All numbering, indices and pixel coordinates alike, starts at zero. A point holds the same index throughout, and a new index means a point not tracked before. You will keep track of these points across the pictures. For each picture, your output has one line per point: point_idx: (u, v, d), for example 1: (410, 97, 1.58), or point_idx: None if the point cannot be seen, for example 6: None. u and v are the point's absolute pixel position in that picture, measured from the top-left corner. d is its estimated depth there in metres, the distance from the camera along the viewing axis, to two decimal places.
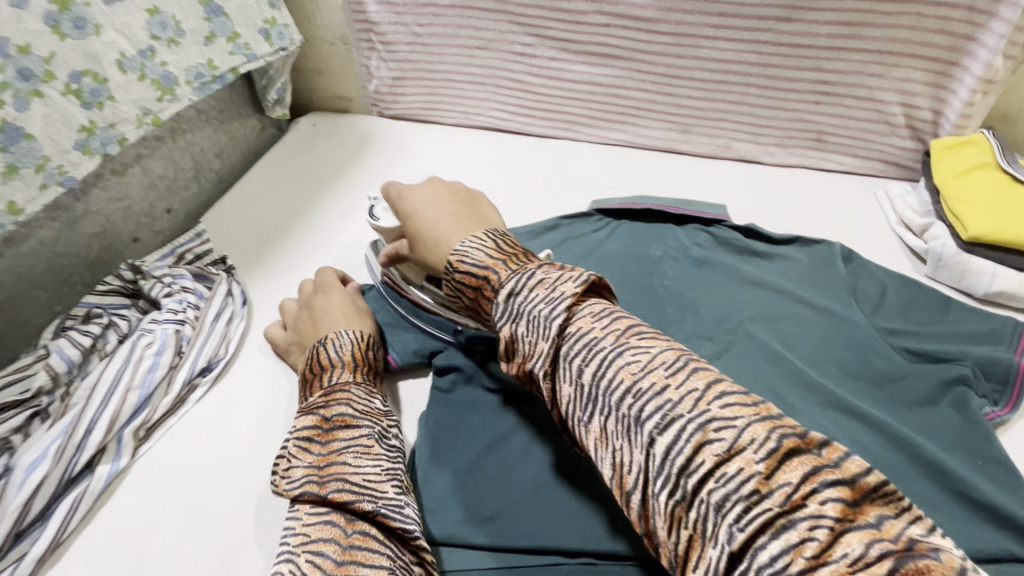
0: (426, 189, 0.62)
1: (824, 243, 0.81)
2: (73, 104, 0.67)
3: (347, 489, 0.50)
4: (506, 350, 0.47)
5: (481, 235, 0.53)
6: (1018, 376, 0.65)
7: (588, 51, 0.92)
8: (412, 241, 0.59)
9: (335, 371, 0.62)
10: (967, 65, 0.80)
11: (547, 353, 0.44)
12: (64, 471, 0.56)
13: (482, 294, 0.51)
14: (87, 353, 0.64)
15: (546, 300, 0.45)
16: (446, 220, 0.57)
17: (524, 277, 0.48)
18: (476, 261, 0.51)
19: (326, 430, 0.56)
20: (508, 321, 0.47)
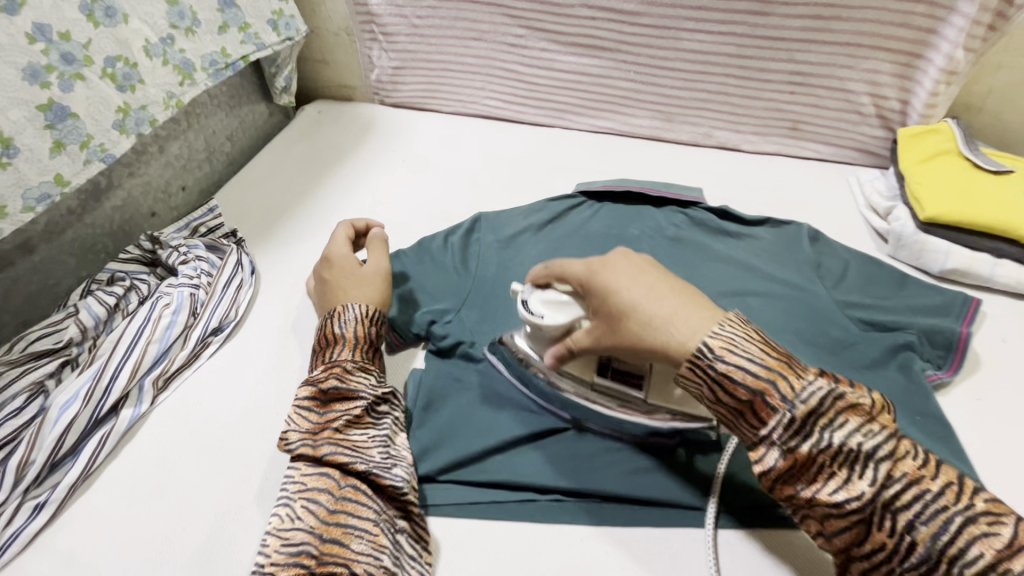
0: (622, 261, 0.56)
1: (793, 225, 0.86)
2: (110, 87, 0.73)
3: (341, 453, 0.57)
4: (786, 470, 0.46)
5: (739, 321, 0.50)
6: (960, 343, 0.70)
7: (575, 42, 0.98)
8: (623, 325, 0.53)
9: (337, 348, 0.64)
10: (930, 57, 0.84)
11: (864, 495, 0.43)
12: (93, 411, 0.63)
13: (763, 404, 0.47)
14: (112, 311, 0.71)
15: (863, 428, 0.44)
16: (675, 302, 0.52)
17: (831, 395, 0.45)
18: (754, 361, 0.47)
19: (323, 401, 0.61)
20: (808, 443, 0.45)
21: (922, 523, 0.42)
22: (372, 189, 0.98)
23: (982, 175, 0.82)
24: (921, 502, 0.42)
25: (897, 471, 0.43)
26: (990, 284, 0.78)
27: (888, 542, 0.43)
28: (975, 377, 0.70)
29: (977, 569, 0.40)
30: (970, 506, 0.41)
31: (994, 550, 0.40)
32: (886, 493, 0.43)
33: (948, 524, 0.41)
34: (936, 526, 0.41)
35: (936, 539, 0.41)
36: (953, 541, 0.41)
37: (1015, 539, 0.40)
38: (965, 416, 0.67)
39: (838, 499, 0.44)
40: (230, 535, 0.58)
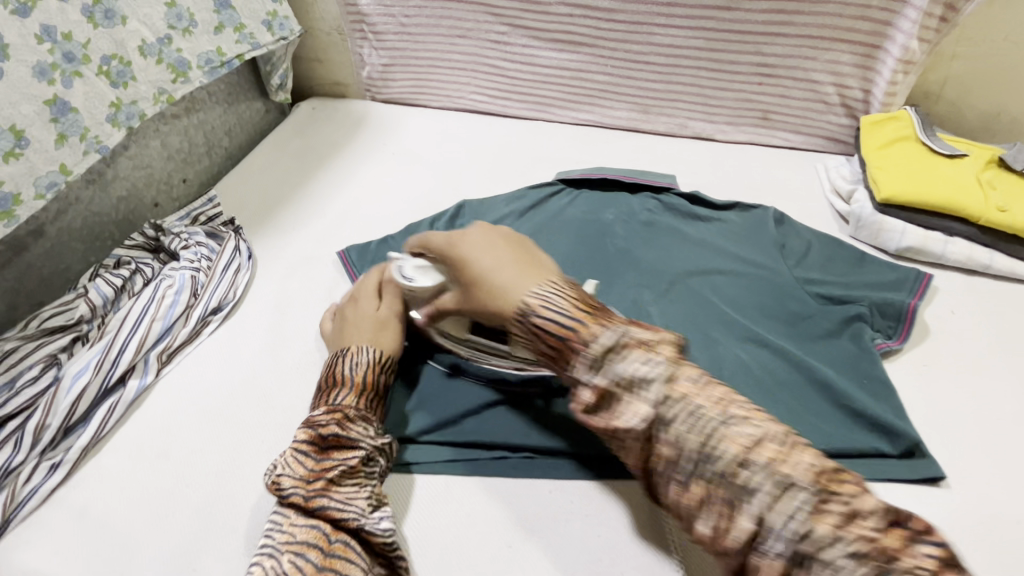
0: (479, 235, 0.63)
1: (760, 208, 0.91)
2: (105, 83, 0.78)
3: (333, 506, 0.56)
4: (592, 403, 0.51)
5: (560, 282, 0.57)
6: (907, 315, 0.75)
7: (555, 38, 1.03)
8: (473, 289, 0.60)
9: (343, 391, 0.64)
10: (888, 48, 0.89)
11: (648, 417, 0.48)
12: (103, 381, 0.69)
13: (568, 346, 0.53)
14: (119, 292, 0.77)
15: (644, 360, 0.50)
16: (512, 267, 0.58)
17: (621, 338, 0.51)
18: (560, 312, 0.54)
19: (322, 448, 0.60)
20: (604, 378, 0.50)
21: (688, 433, 0.47)
22: (362, 179, 1.03)
23: (937, 158, 0.87)
24: (688, 412, 0.47)
25: (675, 392, 0.48)
26: (942, 261, 0.83)
27: (670, 455, 0.47)
28: (923, 345, 0.75)
29: (738, 469, 0.45)
30: (733, 414, 0.47)
31: (747, 450, 0.45)
32: (664, 412, 0.48)
33: (712, 433, 0.46)
34: (699, 436, 0.46)
35: (702, 445, 0.46)
36: (713, 444, 0.46)
37: (760, 437, 0.45)
38: (912, 380, 0.72)
39: (633, 424, 0.49)
40: (230, 491, 0.63)
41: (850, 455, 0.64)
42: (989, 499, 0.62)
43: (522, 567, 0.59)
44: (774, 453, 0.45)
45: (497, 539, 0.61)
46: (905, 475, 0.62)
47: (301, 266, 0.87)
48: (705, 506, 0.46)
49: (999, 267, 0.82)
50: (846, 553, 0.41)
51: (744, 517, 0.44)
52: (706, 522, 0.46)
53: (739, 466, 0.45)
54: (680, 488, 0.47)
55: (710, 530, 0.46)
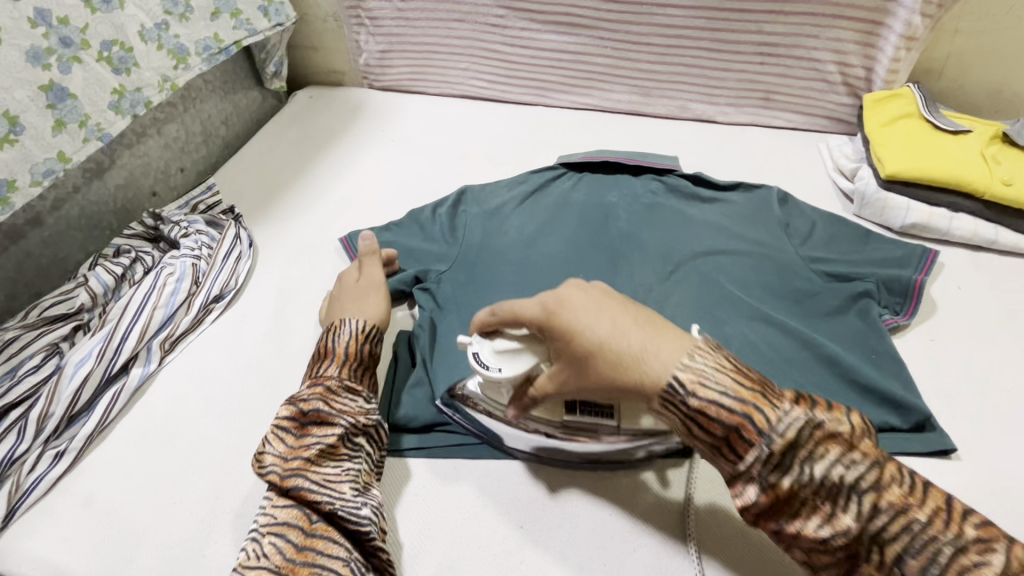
0: (585, 300, 0.52)
1: (763, 188, 0.90)
2: (105, 70, 0.77)
3: (309, 488, 0.55)
4: (767, 506, 0.45)
5: (707, 351, 0.48)
6: (914, 291, 0.75)
7: (554, 20, 1.02)
8: (595, 367, 0.50)
9: (326, 363, 0.64)
10: (890, 25, 0.89)
11: (849, 526, 0.43)
12: (105, 370, 0.68)
13: (741, 439, 0.45)
14: (119, 280, 0.76)
15: (843, 459, 0.43)
16: (645, 334, 0.49)
17: (807, 426, 0.44)
18: (726, 395, 0.46)
19: (302, 424, 0.60)
20: (793, 478, 0.44)
21: (911, 556, 0.41)
22: (362, 166, 1.02)
23: (940, 134, 0.86)
24: (906, 532, 0.41)
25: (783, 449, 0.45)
26: (947, 237, 0.83)
27: (815, 536, 0.44)
28: (930, 321, 0.75)
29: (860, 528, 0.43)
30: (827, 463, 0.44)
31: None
32: (870, 526, 0.42)
33: (928, 552, 0.41)
34: (924, 559, 0.41)
35: (926, 569, 0.41)
36: (926, 554, 0.41)
37: (1005, 567, 0.39)
38: (920, 356, 0.72)
39: (824, 534, 0.43)
40: (237, 477, 0.62)
41: None
42: (999, 468, 0.62)
43: (535, 547, 0.59)
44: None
45: (509, 521, 0.61)
46: (916, 448, 0.62)
47: (303, 253, 0.86)
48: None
49: (1004, 241, 0.82)
50: None
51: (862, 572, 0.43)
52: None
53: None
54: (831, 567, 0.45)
55: None
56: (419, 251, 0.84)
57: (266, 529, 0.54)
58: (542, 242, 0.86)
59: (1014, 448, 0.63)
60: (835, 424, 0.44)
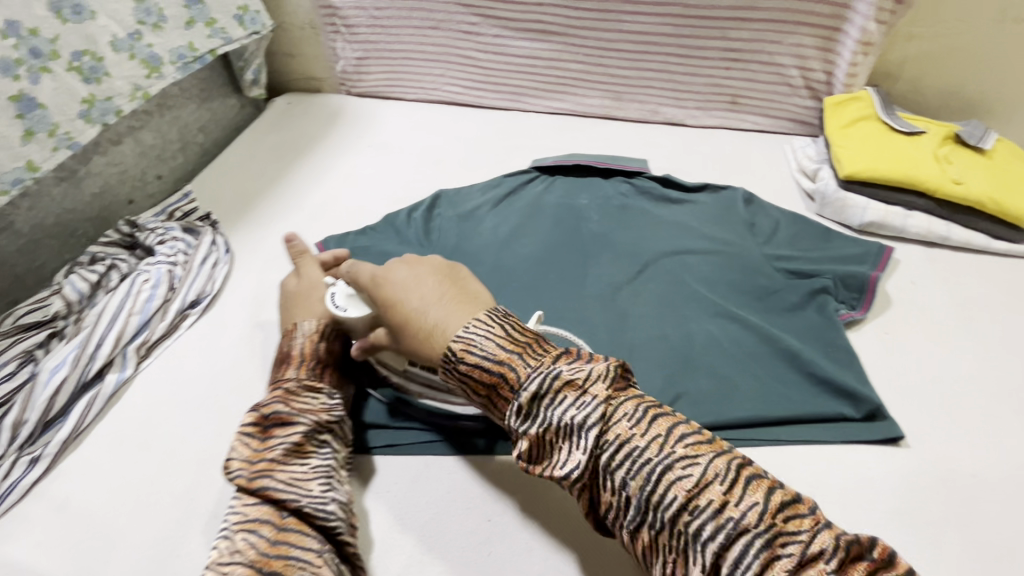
0: (404, 271, 0.59)
1: (729, 189, 0.93)
2: (76, 80, 0.78)
3: (277, 486, 0.54)
4: (530, 451, 0.48)
5: (486, 319, 0.52)
6: (870, 286, 0.78)
7: (526, 27, 1.04)
8: (401, 329, 0.56)
9: (285, 367, 0.63)
10: (847, 30, 0.92)
11: (585, 463, 0.46)
12: (80, 375, 0.69)
13: (499, 391, 0.49)
14: (94, 287, 0.77)
15: (575, 403, 0.46)
16: (438, 300, 0.55)
17: (549, 379, 0.47)
18: (485, 356, 0.50)
19: (264, 426, 0.58)
20: (537, 425, 0.47)
21: (630, 478, 0.45)
22: (340, 171, 1.04)
23: (896, 136, 0.90)
24: (631, 459, 0.45)
25: (608, 435, 0.46)
26: (902, 234, 0.86)
27: (615, 498, 0.46)
28: (885, 315, 0.78)
29: (684, 516, 0.43)
30: (674, 455, 0.44)
31: (685, 495, 0.43)
32: (601, 458, 0.46)
33: (655, 476, 0.44)
34: (642, 481, 0.44)
35: (643, 490, 0.44)
36: (643, 473, 0.44)
37: (704, 478, 0.43)
38: (874, 349, 0.75)
39: (566, 471, 0.46)
40: (211, 479, 0.63)
41: (818, 420, 0.67)
42: (943, 454, 0.65)
43: (502, 538, 0.60)
44: (716, 494, 0.42)
45: (477, 514, 0.62)
46: (868, 437, 0.65)
47: (279, 258, 0.87)
48: (656, 552, 0.44)
49: (956, 238, 0.85)
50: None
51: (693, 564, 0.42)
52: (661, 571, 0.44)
53: (684, 513, 0.43)
54: (630, 532, 0.46)
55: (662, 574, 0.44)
56: (395, 252, 0.85)
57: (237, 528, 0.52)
58: (515, 243, 0.88)
59: (958, 434, 0.66)
60: (584, 379, 0.47)
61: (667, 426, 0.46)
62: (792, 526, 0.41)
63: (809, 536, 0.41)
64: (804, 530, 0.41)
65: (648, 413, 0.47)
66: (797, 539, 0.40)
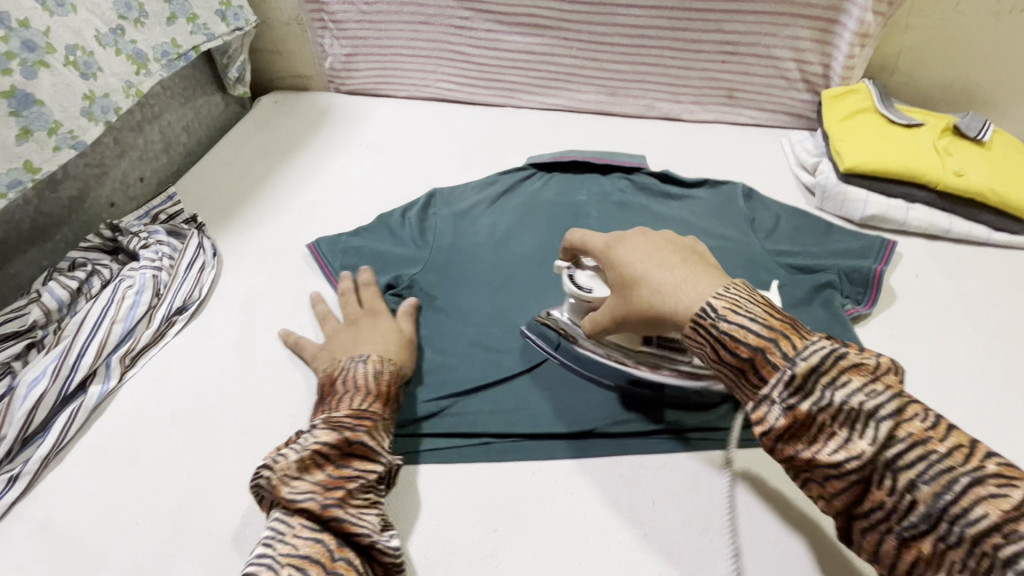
0: (639, 239, 0.60)
1: (729, 184, 0.91)
2: (74, 75, 0.75)
3: (349, 521, 0.52)
4: (785, 429, 0.45)
5: (744, 289, 0.50)
6: (874, 280, 0.77)
7: (519, 21, 1.02)
8: (635, 289, 0.56)
9: (365, 396, 0.61)
10: (844, 22, 0.91)
11: (866, 453, 0.42)
12: (62, 388, 0.66)
13: (763, 360, 0.46)
14: (75, 294, 0.74)
15: (864, 390, 0.43)
16: (680, 268, 0.54)
17: (833, 358, 0.44)
18: (754, 319, 0.47)
19: (344, 452, 0.55)
20: (811, 402, 0.44)
21: (923, 481, 0.40)
22: (331, 171, 1.01)
23: (895, 128, 0.89)
24: (930, 465, 0.40)
25: (900, 431, 0.42)
26: (904, 227, 0.86)
27: (889, 499, 0.42)
28: (889, 309, 0.77)
29: (994, 538, 0.38)
30: (982, 470, 0.39)
31: (1002, 514, 0.38)
32: (886, 453, 0.42)
33: (949, 481, 0.40)
34: (937, 486, 0.40)
35: (938, 496, 0.40)
36: (924, 472, 0.40)
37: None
38: (880, 343, 0.74)
39: (837, 459, 0.43)
40: (203, 495, 0.60)
41: None
42: None
43: (512, 548, 0.58)
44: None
45: (482, 524, 0.60)
46: None
47: (270, 261, 0.84)
48: (937, 566, 0.40)
49: (957, 230, 0.84)
50: None
51: None
52: None
53: (996, 534, 0.38)
54: (901, 539, 0.42)
55: None
56: (387, 253, 0.83)
57: (283, 560, 0.48)
58: (512, 242, 0.86)
59: (971, 430, 0.65)
60: (870, 367, 0.44)
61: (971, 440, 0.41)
62: None
63: None
64: None
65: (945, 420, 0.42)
66: None
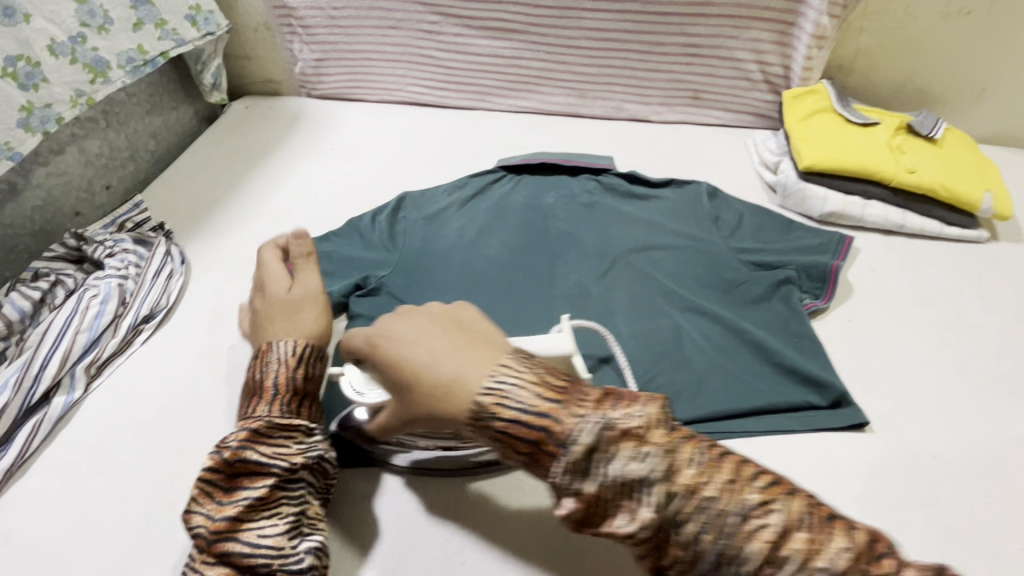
0: (404, 328, 0.52)
1: (693, 183, 0.93)
2: (11, 86, 0.74)
3: (242, 547, 0.52)
4: (581, 514, 0.44)
5: (513, 365, 0.48)
6: (831, 276, 0.80)
7: (486, 25, 1.03)
8: (411, 387, 0.50)
9: (253, 405, 0.58)
10: (801, 25, 0.94)
11: (650, 520, 0.42)
12: (24, 400, 0.65)
13: (544, 451, 0.45)
14: (38, 305, 0.73)
15: (635, 456, 0.43)
16: (450, 355, 0.49)
17: (603, 432, 0.43)
18: (523, 408, 0.45)
19: (230, 476, 0.55)
20: (595, 482, 0.43)
21: (702, 532, 0.42)
22: (301, 175, 1.01)
23: (851, 127, 0.92)
24: (706, 512, 0.42)
25: (675, 487, 0.42)
26: (862, 223, 0.88)
27: (684, 554, 0.42)
28: (846, 303, 0.80)
29: (768, 570, 0.40)
30: (750, 503, 0.42)
31: (768, 545, 0.40)
32: (668, 512, 0.42)
33: (730, 528, 0.41)
34: (717, 533, 0.41)
35: (718, 543, 0.41)
36: (698, 516, 0.42)
37: (786, 526, 0.41)
38: (837, 337, 0.76)
39: (628, 530, 0.43)
40: (168, 503, 0.60)
41: (784, 410, 0.67)
42: (905, 440, 0.66)
43: (478, 547, 0.59)
44: (802, 543, 0.40)
45: (451, 524, 0.61)
46: (830, 424, 0.66)
47: (239, 268, 0.84)
48: None
49: (911, 225, 0.87)
50: None
51: None
52: None
53: (768, 567, 0.40)
54: None
55: None
56: (357, 259, 0.83)
57: None
58: (482, 244, 0.87)
59: (919, 419, 0.68)
60: (639, 429, 0.44)
61: (734, 470, 0.43)
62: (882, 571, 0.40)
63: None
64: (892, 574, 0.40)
65: (711, 457, 0.44)
66: None
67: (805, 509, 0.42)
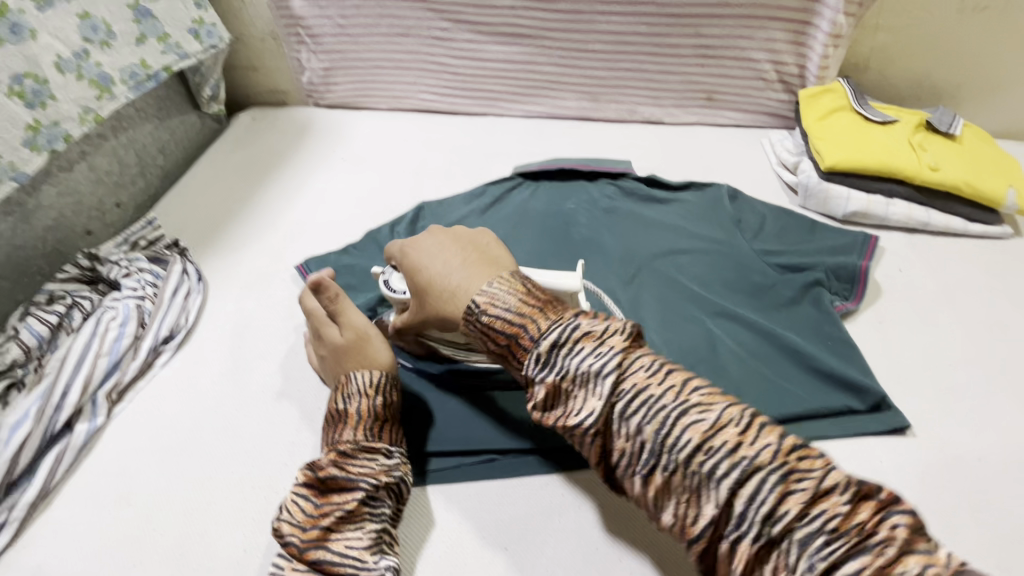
0: (429, 242, 0.64)
1: (714, 185, 0.93)
2: (18, 105, 0.72)
3: (329, 560, 0.52)
4: (546, 401, 0.50)
5: (506, 279, 0.56)
6: (861, 276, 0.79)
7: (498, 31, 1.02)
8: (425, 290, 0.61)
9: (342, 427, 0.59)
10: (817, 24, 0.93)
11: (601, 410, 0.48)
12: (46, 429, 0.64)
13: (519, 343, 0.52)
14: (55, 329, 0.71)
15: (593, 354, 0.49)
16: (460, 269, 0.59)
17: (569, 331, 0.50)
18: (508, 310, 0.53)
19: (322, 491, 0.56)
20: (553, 373, 0.50)
21: (645, 423, 0.46)
22: (313, 187, 0.99)
23: (871, 126, 0.91)
24: (645, 402, 0.47)
25: (625, 383, 0.48)
26: (885, 222, 0.88)
27: (629, 444, 0.47)
28: (877, 304, 0.79)
29: (698, 457, 0.44)
30: (692, 401, 0.46)
31: (700, 435, 0.44)
32: (616, 403, 0.48)
33: (668, 420, 0.46)
34: (657, 424, 0.46)
35: (657, 432, 0.46)
36: (672, 434, 0.45)
37: (718, 421, 0.44)
38: (869, 338, 0.75)
39: (583, 420, 0.48)
40: (202, 531, 0.59)
41: (823, 415, 0.67)
42: (946, 441, 0.65)
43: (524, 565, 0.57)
44: (731, 435, 0.44)
45: (493, 542, 0.59)
46: (874, 429, 0.65)
47: (257, 284, 0.82)
48: (669, 495, 0.45)
49: (935, 223, 0.87)
50: (813, 529, 0.40)
51: (708, 503, 0.43)
52: (671, 511, 0.46)
53: (698, 454, 0.44)
54: (644, 478, 0.47)
55: (673, 517, 0.45)
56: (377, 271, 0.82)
57: None
58: None
59: (958, 418, 0.67)
60: (601, 332, 0.50)
61: (684, 377, 0.48)
62: (808, 466, 0.42)
63: (822, 475, 0.42)
64: (818, 468, 0.42)
65: (665, 364, 0.49)
66: (811, 475, 0.42)
67: (745, 413, 0.45)
